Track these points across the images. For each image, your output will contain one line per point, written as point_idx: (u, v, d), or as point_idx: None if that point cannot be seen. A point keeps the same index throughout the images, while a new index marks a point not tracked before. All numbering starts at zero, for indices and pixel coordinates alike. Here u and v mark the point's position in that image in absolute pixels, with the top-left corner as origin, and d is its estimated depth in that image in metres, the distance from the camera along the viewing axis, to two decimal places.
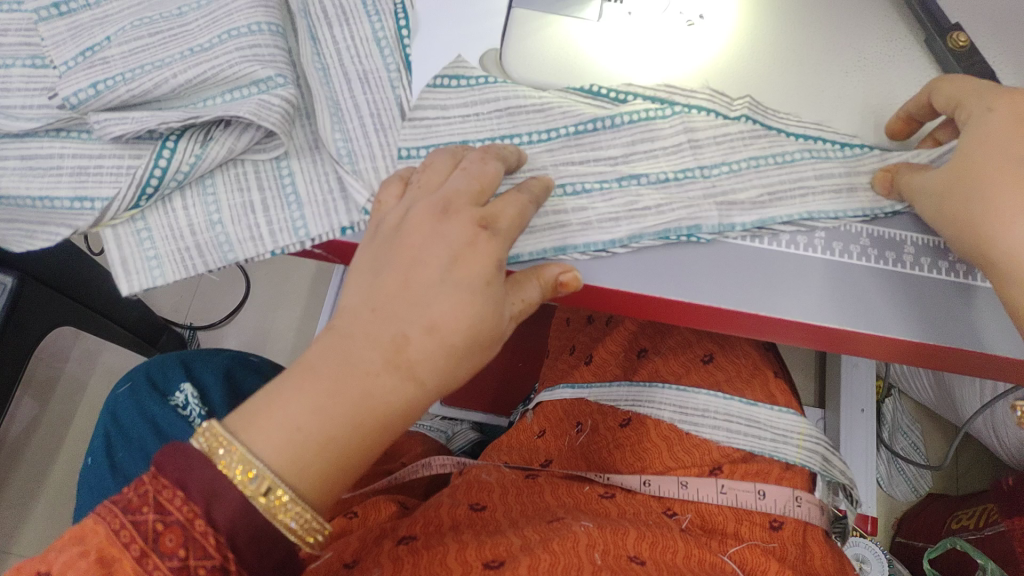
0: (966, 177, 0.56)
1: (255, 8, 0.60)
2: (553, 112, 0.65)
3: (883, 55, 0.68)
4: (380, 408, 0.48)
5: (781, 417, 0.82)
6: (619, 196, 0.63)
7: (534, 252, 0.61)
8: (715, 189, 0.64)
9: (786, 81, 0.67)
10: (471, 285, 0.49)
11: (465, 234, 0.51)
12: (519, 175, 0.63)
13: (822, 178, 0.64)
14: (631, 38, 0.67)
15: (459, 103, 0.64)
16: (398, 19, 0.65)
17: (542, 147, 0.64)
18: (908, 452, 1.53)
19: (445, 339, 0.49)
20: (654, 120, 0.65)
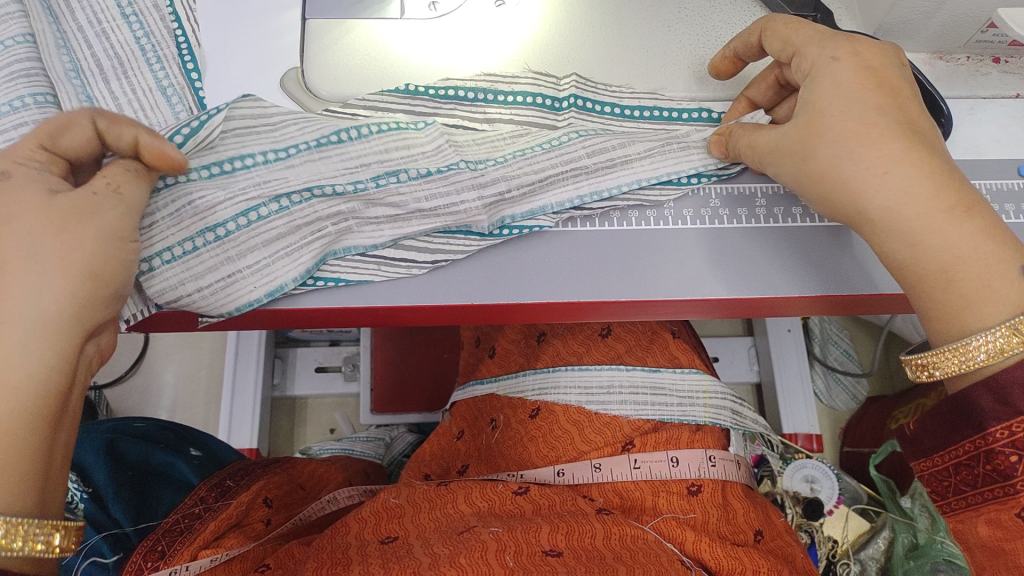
0: (825, 128, 0.53)
1: (14, 81, 0.57)
2: (288, 126, 0.56)
3: (700, 1, 0.69)
4: (1, 377, 0.43)
5: (684, 379, 0.80)
6: (379, 201, 0.57)
7: (296, 277, 0.57)
8: (484, 180, 0.58)
9: (594, 50, 0.66)
10: (14, 220, 0.46)
11: (11, 197, 0.46)
12: (252, 190, 0.55)
13: (596, 154, 0.60)
14: (439, 32, 0.66)
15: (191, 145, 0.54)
16: (182, 62, 0.63)
17: (280, 163, 0.56)
18: (843, 362, 1.55)
19: (12, 271, 0.45)
20: (411, 126, 0.58)
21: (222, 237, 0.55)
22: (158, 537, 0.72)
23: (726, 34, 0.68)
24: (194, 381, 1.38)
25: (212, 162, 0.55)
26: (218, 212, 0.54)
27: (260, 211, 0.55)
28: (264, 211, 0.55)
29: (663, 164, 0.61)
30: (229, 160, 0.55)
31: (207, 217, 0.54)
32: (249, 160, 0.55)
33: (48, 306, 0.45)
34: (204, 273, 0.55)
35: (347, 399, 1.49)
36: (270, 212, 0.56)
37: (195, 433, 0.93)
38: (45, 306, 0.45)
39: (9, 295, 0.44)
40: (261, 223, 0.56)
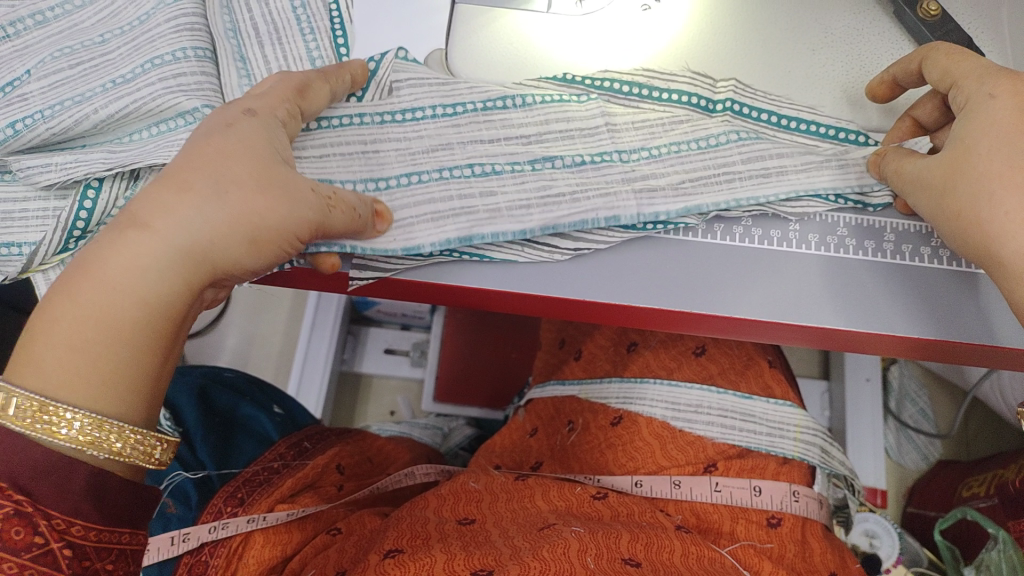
0: (969, 168, 0.52)
1: (179, 33, 0.60)
2: (458, 87, 0.62)
3: (851, 29, 0.67)
4: (121, 275, 0.44)
5: (777, 410, 0.78)
6: (531, 180, 0.60)
7: (435, 243, 0.58)
8: (635, 175, 0.61)
9: (736, 66, 0.66)
10: (212, 138, 0.49)
11: (225, 115, 0.50)
12: (420, 158, 0.60)
13: (750, 162, 0.61)
14: (583, 30, 0.66)
15: (369, 100, 0.62)
16: (334, 36, 0.64)
17: (447, 121, 0.61)
18: (916, 420, 1.51)
19: (182, 180, 0.46)
20: (569, 100, 0.62)
21: (384, 188, 0.59)
22: (239, 485, 0.75)
23: (875, 65, 0.66)
24: (270, 344, 1.42)
25: (386, 112, 0.61)
26: (387, 168, 0.60)
27: (421, 175, 0.60)
28: (424, 177, 0.60)
29: (820, 176, 0.60)
30: (401, 112, 0.61)
31: (374, 169, 0.60)
32: (418, 115, 0.61)
33: (191, 221, 0.45)
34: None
35: (412, 383, 1.50)
36: (430, 178, 0.60)
37: (278, 391, 0.95)
38: (203, 235, 0.46)
39: (180, 205, 0.46)
40: (419, 184, 0.59)
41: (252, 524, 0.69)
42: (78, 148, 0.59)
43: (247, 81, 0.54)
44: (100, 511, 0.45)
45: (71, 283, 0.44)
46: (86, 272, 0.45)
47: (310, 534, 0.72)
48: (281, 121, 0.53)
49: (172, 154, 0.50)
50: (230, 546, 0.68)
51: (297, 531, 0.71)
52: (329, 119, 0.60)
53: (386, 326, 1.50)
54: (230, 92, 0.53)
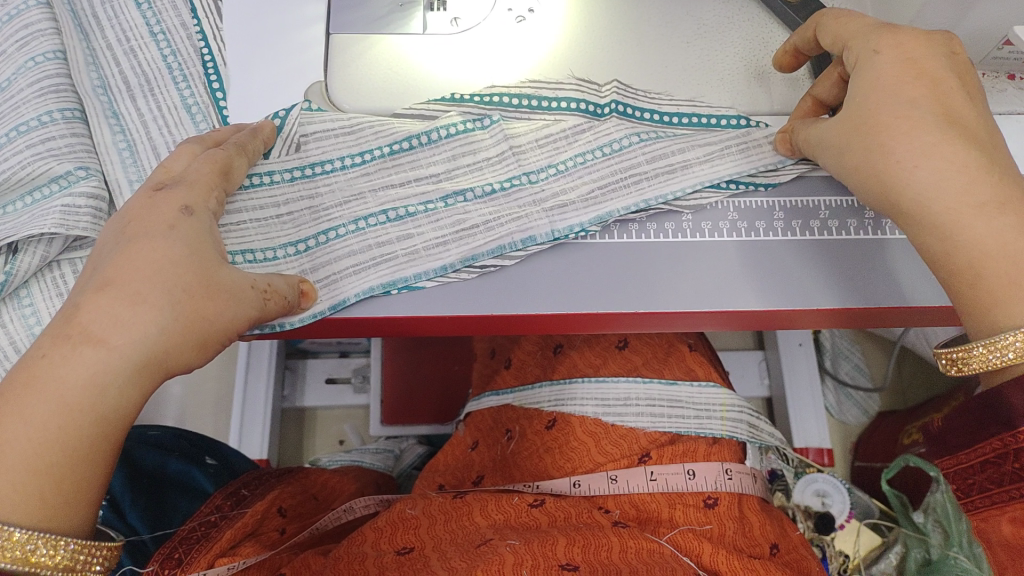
0: (863, 121, 0.53)
1: (44, 96, 0.58)
2: (364, 133, 0.61)
3: (719, 17, 0.69)
4: (75, 394, 0.43)
5: (701, 392, 0.80)
6: (446, 217, 0.60)
7: (360, 292, 0.57)
8: (545, 194, 0.61)
9: (617, 66, 0.66)
10: (154, 241, 0.48)
11: (162, 214, 0.49)
12: (335, 211, 0.59)
13: (655, 161, 0.62)
14: (461, 47, 0.66)
15: (276, 156, 0.60)
16: (208, 82, 0.63)
17: (358, 171, 0.61)
18: (853, 377, 1.54)
19: (134, 291, 0.45)
20: (474, 130, 0.62)
21: (303, 249, 0.58)
22: (176, 544, 0.71)
23: (748, 50, 0.68)
24: (204, 391, 1.38)
25: (295, 168, 0.60)
26: (305, 228, 0.59)
27: (338, 230, 0.59)
28: (342, 232, 0.59)
29: (724, 164, 0.62)
30: (312, 167, 0.60)
31: (293, 231, 0.59)
32: (327, 167, 0.60)
33: (146, 328, 0.45)
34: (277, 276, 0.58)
35: (356, 410, 1.49)
36: (346, 232, 0.59)
37: (209, 442, 0.93)
38: (160, 345, 0.45)
39: (133, 315, 0.45)
40: (336, 241, 0.59)
41: None
42: None
43: (174, 169, 0.53)
44: None
45: (18, 401, 0.42)
46: (30, 390, 0.43)
47: None
48: (213, 214, 0.53)
49: (102, 256, 0.48)
50: None
51: None
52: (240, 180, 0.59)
53: (324, 356, 1.48)
54: (157, 184, 0.52)
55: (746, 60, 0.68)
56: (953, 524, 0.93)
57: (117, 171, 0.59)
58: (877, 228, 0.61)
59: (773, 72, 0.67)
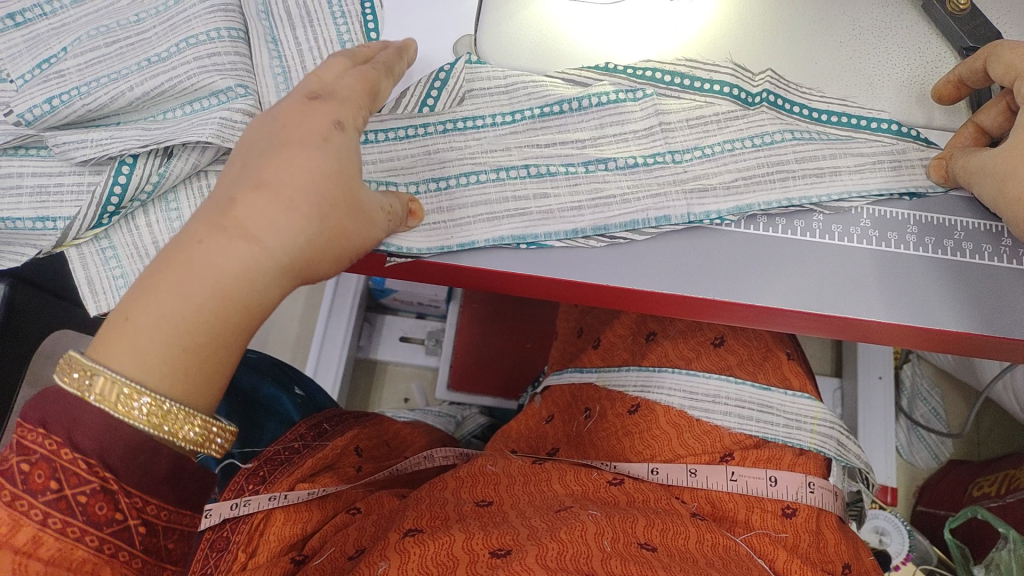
0: (1022, 170, 0.52)
1: (214, 14, 0.60)
2: (519, 94, 0.62)
3: (878, 22, 0.66)
4: (223, 283, 0.45)
5: (794, 401, 0.79)
6: (584, 183, 0.60)
7: (489, 239, 0.59)
8: (686, 176, 0.60)
9: (764, 60, 0.65)
10: (309, 151, 0.48)
11: (316, 123, 0.49)
12: (479, 156, 0.61)
13: (804, 161, 0.60)
14: (612, 20, 0.65)
15: (439, 106, 0.61)
16: (364, 21, 0.64)
17: (506, 130, 0.61)
18: (928, 419, 1.50)
19: (287, 199, 0.46)
20: (624, 101, 0.62)
21: (442, 189, 0.60)
22: (262, 464, 0.75)
23: (901, 61, 0.66)
24: (286, 330, 1.42)
25: (449, 122, 0.61)
26: (447, 167, 0.60)
27: (479, 175, 0.60)
28: (483, 177, 0.60)
29: (873, 176, 0.60)
30: (464, 121, 0.61)
31: (435, 168, 0.60)
32: (479, 124, 0.61)
33: (294, 236, 0.46)
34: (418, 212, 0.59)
35: (426, 370, 1.51)
36: (486, 178, 0.60)
37: (298, 373, 0.96)
38: (305, 252, 0.47)
39: (285, 221, 0.46)
40: (475, 185, 0.60)
41: (274, 502, 0.70)
42: (113, 125, 0.60)
43: (331, 79, 0.51)
44: (142, 478, 0.46)
45: (173, 280, 0.44)
46: (184, 271, 0.44)
47: (329, 513, 0.73)
48: (360, 133, 0.52)
49: (256, 152, 0.48)
50: (251, 523, 0.68)
51: (317, 511, 0.72)
52: (393, 132, 0.61)
53: (403, 315, 1.51)
54: (315, 92, 0.50)
55: (900, 70, 0.65)
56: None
57: (270, 93, 0.61)
58: (1013, 257, 0.59)
59: (926, 84, 0.65)
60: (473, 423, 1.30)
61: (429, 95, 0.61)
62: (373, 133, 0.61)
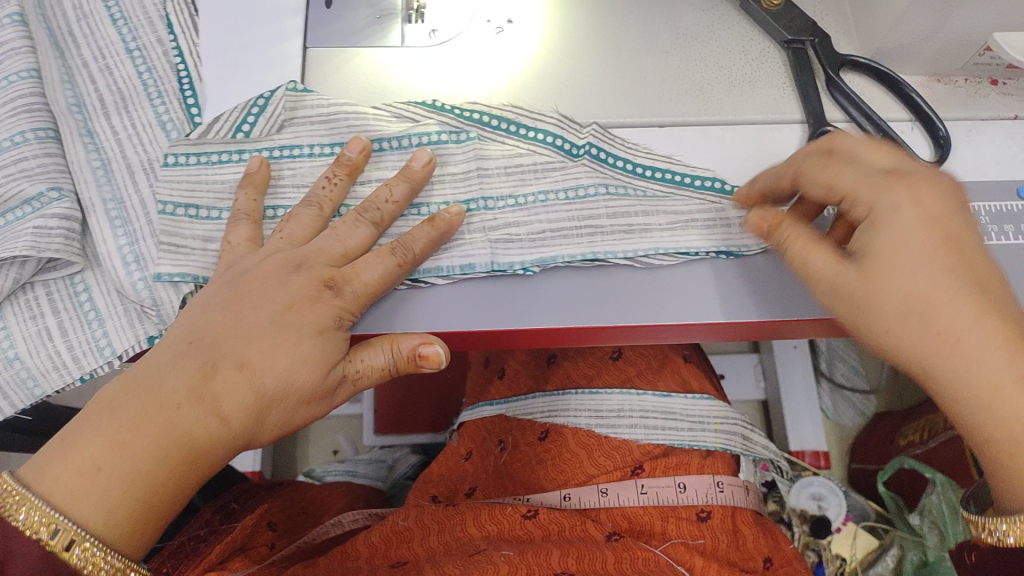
0: (885, 297, 0.45)
1: (17, 116, 0.57)
2: (340, 124, 0.59)
3: (701, 26, 0.66)
4: (184, 439, 0.47)
5: (696, 404, 0.80)
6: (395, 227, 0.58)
7: None
8: (494, 230, 0.58)
9: (594, 79, 0.63)
10: (300, 333, 0.50)
11: (313, 311, 0.51)
12: (291, 191, 0.58)
13: (615, 218, 0.58)
14: (438, 58, 0.64)
15: (255, 135, 0.58)
16: (183, 96, 0.61)
17: (323, 163, 0.59)
18: (850, 378, 1.54)
19: (260, 379, 0.49)
20: (446, 143, 0.59)
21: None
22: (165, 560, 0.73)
23: (726, 61, 0.64)
24: None
25: (265, 149, 0.58)
26: None
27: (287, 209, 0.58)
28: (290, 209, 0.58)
29: (683, 236, 0.57)
30: (281, 150, 0.58)
31: None
32: (296, 154, 0.58)
33: (253, 407, 0.49)
34: (215, 238, 0.57)
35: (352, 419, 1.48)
36: None
37: None
38: (259, 418, 0.49)
39: (267, 404, 0.49)
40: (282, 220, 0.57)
41: None
42: None
43: (335, 245, 0.53)
44: None
45: (139, 428, 0.46)
46: (156, 411, 0.47)
47: None
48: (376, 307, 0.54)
49: (259, 326, 0.50)
50: None
51: None
52: (203, 155, 0.57)
53: None
54: (329, 274, 0.52)
55: (728, 69, 0.64)
56: (953, 527, 0.97)
57: (91, 190, 0.57)
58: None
59: (756, 80, 0.64)
60: (406, 463, 1.27)
61: (246, 121, 0.58)
62: (181, 154, 0.57)
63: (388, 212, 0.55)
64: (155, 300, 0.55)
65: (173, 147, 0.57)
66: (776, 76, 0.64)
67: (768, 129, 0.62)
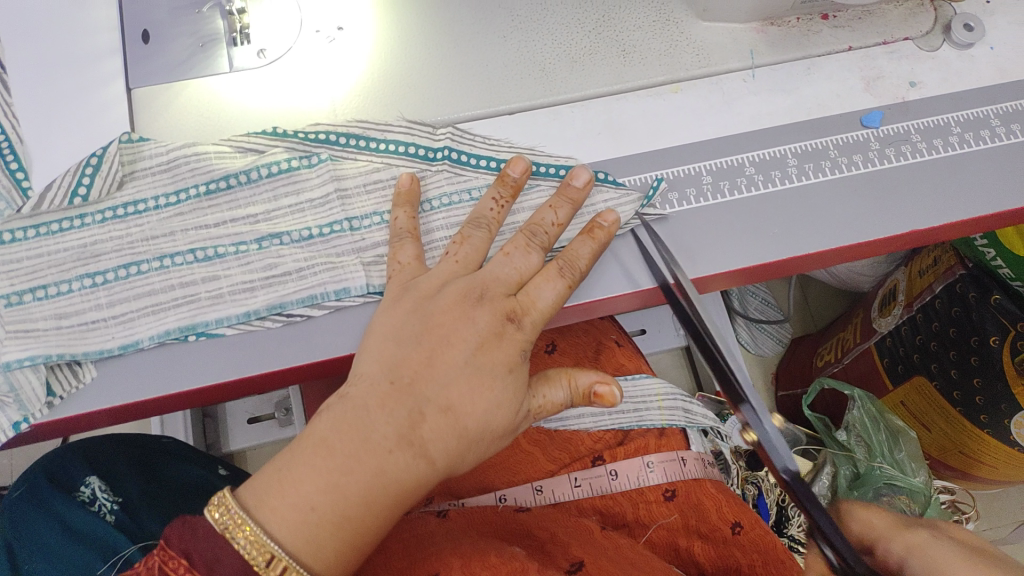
0: None
1: None
2: (181, 168, 0.55)
3: (534, 5, 0.65)
4: (393, 488, 0.44)
5: (636, 384, 0.78)
6: (257, 260, 0.54)
7: (154, 335, 0.52)
8: (366, 244, 0.55)
9: (437, 75, 0.62)
10: (494, 372, 0.47)
11: (502, 346, 0.48)
12: (139, 246, 0.53)
13: None
14: (272, 78, 0.61)
15: (94, 196, 0.54)
16: (5, 162, 0.56)
17: (171, 211, 0.54)
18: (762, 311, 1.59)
19: (463, 421, 0.46)
20: (299, 169, 0.56)
21: (102, 283, 0.53)
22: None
23: (565, 36, 0.64)
24: None
25: (109, 209, 0.54)
26: (103, 259, 0.53)
27: (139, 265, 0.53)
28: (144, 267, 0.53)
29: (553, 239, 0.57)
30: (124, 207, 0.54)
31: (89, 261, 0.53)
32: (142, 208, 0.54)
33: (459, 449, 0.46)
34: (69, 313, 0.52)
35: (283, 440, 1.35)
36: (149, 268, 0.53)
37: None
38: (470, 454, 0.47)
39: (474, 445, 0.46)
40: (137, 276, 0.53)
41: None
42: None
43: (510, 271, 0.51)
44: None
45: (349, 453, 0.44)
46: (360, 442, 0.44)
47: None
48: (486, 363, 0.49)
49: (461, 363, 0.47)
50: None
51: None
52: (45, 226, 0.53)
53: None
54: (510, 307, 0.49)
55: (565, 45, 0.64)
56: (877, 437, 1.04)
57: None
58: (734, 188, 0.60)
59: (595, 54, 0.64)
60: None
61: (81, 184, 0.53)
62: (17, 229, 0.53)
63: (553, 236, 0.53)
64: (12, 386, 0.50)
65: (7, 223, 0.52)
66: (614, 46, 0.64)
67: (616, 99, 0.62)
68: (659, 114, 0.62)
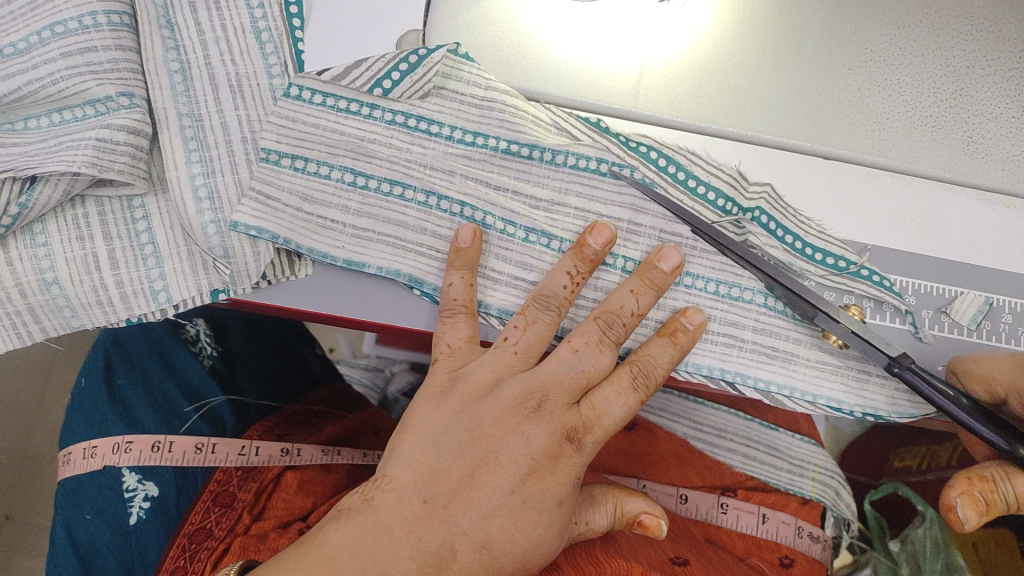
0: None
1: None
2: (490, 114, 0.49)
3: (891, 46, 0.56)
4: None
5: (801, 446, 0.77)
6: (518, 250, 0.49)
7: (382, 268, 0.47)
8: None
9: (760, 87, 0.54)
10: (541, 504, 0.44)
11: (558, 471, 0.44)
12: (414, 168, 0.48)
13: (760, 335, 0.49)
14: (585, 22, 0.53)
15: (397, 94, 0.48)
16: (286, 3, 0.50)
17: (461, 150, 0.49)
18: None
19: (501, 551, 0.43)
20: (604, 175, 0.49)
21: (361, 187, 0.48)
22: (278, 421, 0.72)
23: (912, 96, 0.55)
24: None
25: (400, 114, 0.48)
26: (373, 165, 0.48)
27: (405, 189, 0.48)
28: (408, 194, 0.48)
29: (829, 389, 0.49)
30: (417, 119, 0.48)
31: (359, 158, 0.48)
32: (434, 131, 0.49)
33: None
34: (314, 198, 0.47)
35: None
36: (413, 197, 0.48)
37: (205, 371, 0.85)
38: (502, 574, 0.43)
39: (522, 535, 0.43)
40: (398, 200, 0.48)
41: (285, 459, 0.67)
42: None
43: (576, 373, 0.45)
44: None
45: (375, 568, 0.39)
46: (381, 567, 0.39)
47: (335, 484, 0.67)
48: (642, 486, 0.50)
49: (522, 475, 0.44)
50: (261, 481, 0.64)
51: (331, 476, 0.67)
52: (333, 99, 0.48)
53: None
54: (569, 424, 0.45)
55: (909, 106, 0.55)
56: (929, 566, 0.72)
57: (166, 100, 0.47)
58: None
59: (938, 127, 0.55)
60: (399, 379, 1.11)
61: (389, 76, 0.48)
62: (307, 89, 0.48)
63: (630, 328, 0.46)
64: (226, 251, 0.46)
65: (301, 79, 0.48)
66: (963, 127, 0.55)
67: (941, 188, 0.54)
68: (983, 224, 0.54)
